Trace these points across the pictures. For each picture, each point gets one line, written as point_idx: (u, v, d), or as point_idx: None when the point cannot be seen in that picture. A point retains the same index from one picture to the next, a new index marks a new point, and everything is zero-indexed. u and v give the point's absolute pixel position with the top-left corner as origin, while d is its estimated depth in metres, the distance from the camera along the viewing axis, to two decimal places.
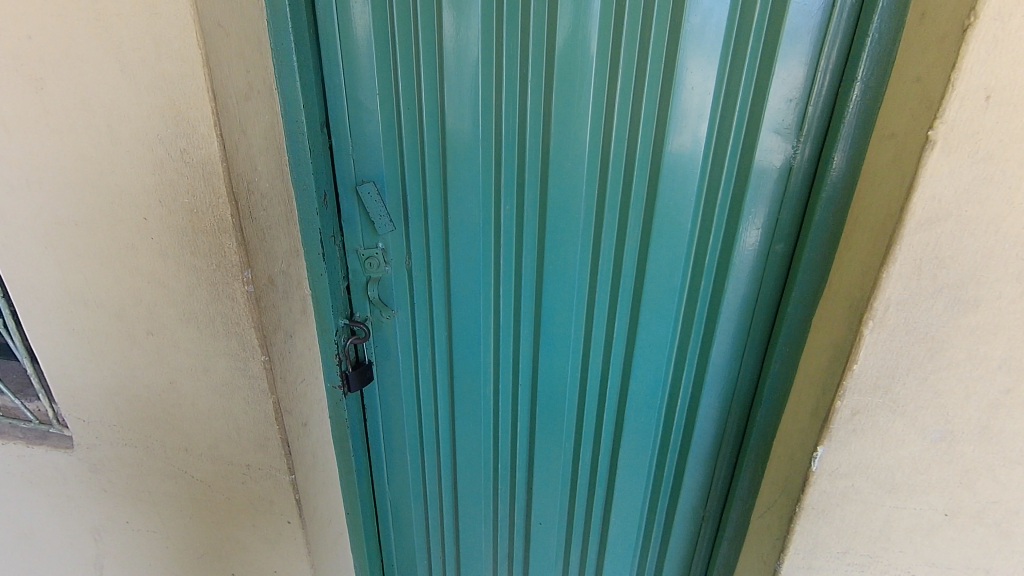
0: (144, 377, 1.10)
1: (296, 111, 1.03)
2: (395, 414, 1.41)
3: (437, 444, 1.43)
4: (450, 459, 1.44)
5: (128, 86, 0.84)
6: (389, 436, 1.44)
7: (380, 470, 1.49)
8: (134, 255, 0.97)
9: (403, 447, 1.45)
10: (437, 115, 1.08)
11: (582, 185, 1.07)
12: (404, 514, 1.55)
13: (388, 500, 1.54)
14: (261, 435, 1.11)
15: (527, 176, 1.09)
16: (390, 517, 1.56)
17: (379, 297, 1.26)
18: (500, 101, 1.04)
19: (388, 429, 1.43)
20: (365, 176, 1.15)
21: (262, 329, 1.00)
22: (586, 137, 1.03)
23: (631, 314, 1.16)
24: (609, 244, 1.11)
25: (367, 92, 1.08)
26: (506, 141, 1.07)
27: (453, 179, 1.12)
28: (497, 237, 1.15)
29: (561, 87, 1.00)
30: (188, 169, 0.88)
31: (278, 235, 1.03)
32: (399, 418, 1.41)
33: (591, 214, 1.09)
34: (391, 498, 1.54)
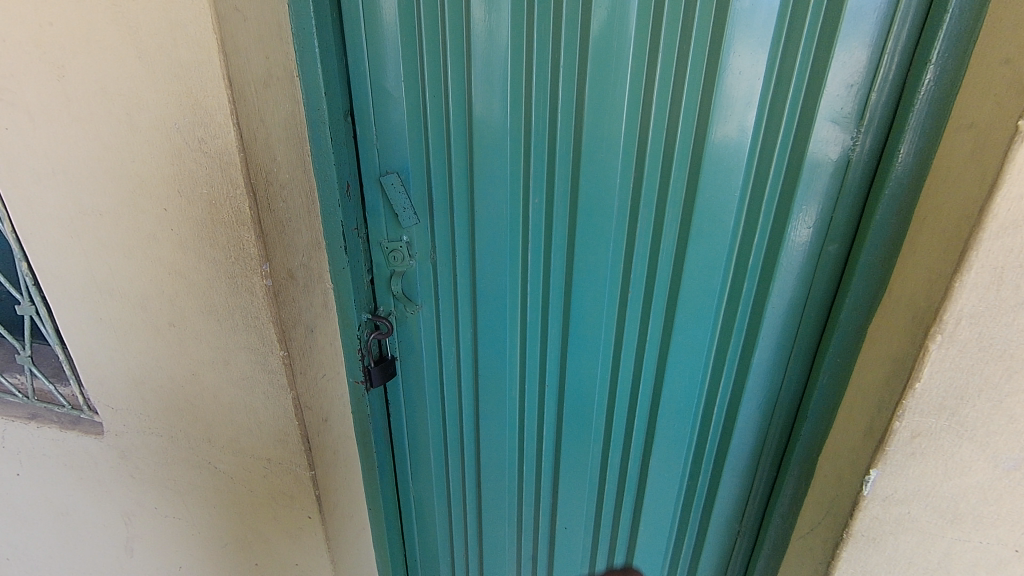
0: (168, 368, 1.10)
1: (318, 100, 0.99)
2: (419, 411, 1.38)
3: (461, 442, 1.39)
4: (474, 458, 1.41)
5: (145, 73, 0.82)
6: (413, 433, 1.41)
7: (403, 467, 1.47)
8: (156, 246, 0.96)
9: (427, 444, 1.42)
10: (463, 104, 1.03)
11: (616, 179, 1.00)
12: (427, 511, 1.53)
13: (411, 497, 1.51)
14: (281, 430, 1.09)
15: (556, 168, 1.03)
16: (413, 513, 1.54)
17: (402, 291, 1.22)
18: (531, 89, 0.98)
19: (411, 426, 1.40)
20: (389, 166, 1.10)
21: (282, 325, 0.98)
22: (621, 127, 0.96)
23: (666, 317, 1.09)
24: (646, 243, 1.04)
25: (392, 79, 1.03)
26: (535, 131, 1.01)
27: (480, 171, 1.07)
28: (526, 232, 1.10)
29: (596, 74, 0.94)
30: (206, 159, 0.85)
31: (300, 228, 1.00)
32: (423, 415, 1.38)
33: (626, 211, 1.03)
34: (414, 494, 1.51)
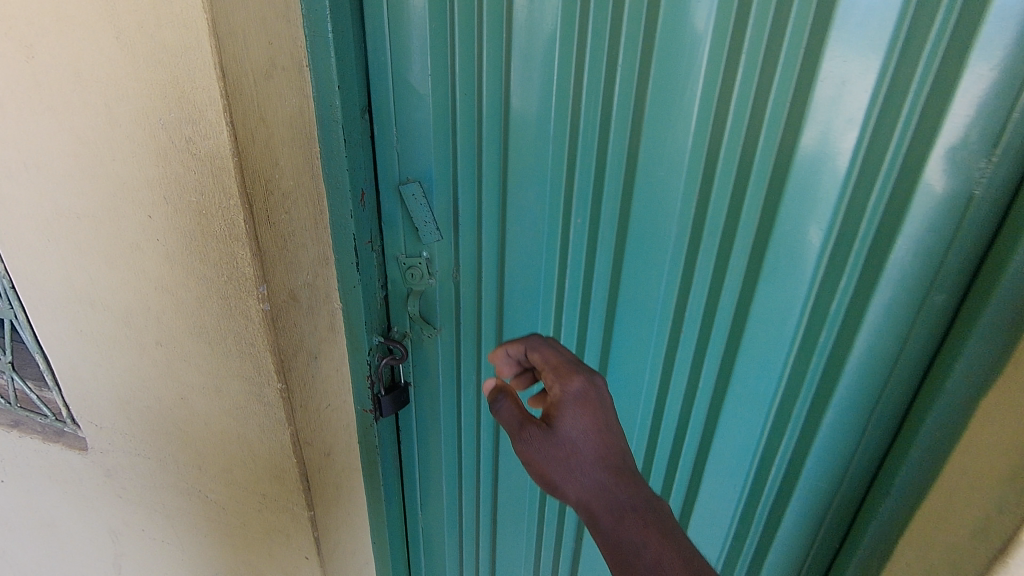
0: (154, 389, 0.98)
1: (330, 95, 0.83)
2: (432, 440, 1.25)
3: (478, 476, 1.27)
4: (491, 493, 1.28)
5: (124, 57, 0.68)
6: (425, 463, 1.29)
7: (412, 496, 1.34)
8: (140, 257, 0.83)
9: (439, 475, 1.29)
10: (500, 105, 0.88)
11: (676, 200, 0.85)
12: (435, 544, 1.41)
13: (420, 528, 1.39)
14: (277, 465, 0.97)
15: (604, 185, 0.88)
16: (421, 544, 1.42)
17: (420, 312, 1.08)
18: (580, 90, 0.83)
19: (423, 455, 1.28)
20: (410, 172, 0.96)
21: (280, 354, 0.85)
22: (687, 140, 0.81)
23: (722, 361, 0.94)
24: (706, 277, 0.88)
25: (417, 74, 0.89)
26: (582, 140, 0.86)
27: (515, 183, 0.92)
28: (564, 256, 0.95)
29: (661, 76, 0.78)
30: (195, 162, 0.72)
31: (305, 242, 0.86)
32: (436, 444, 1.25)
33: (686, 238, 0.87)
34: (423, 526, 1.39)
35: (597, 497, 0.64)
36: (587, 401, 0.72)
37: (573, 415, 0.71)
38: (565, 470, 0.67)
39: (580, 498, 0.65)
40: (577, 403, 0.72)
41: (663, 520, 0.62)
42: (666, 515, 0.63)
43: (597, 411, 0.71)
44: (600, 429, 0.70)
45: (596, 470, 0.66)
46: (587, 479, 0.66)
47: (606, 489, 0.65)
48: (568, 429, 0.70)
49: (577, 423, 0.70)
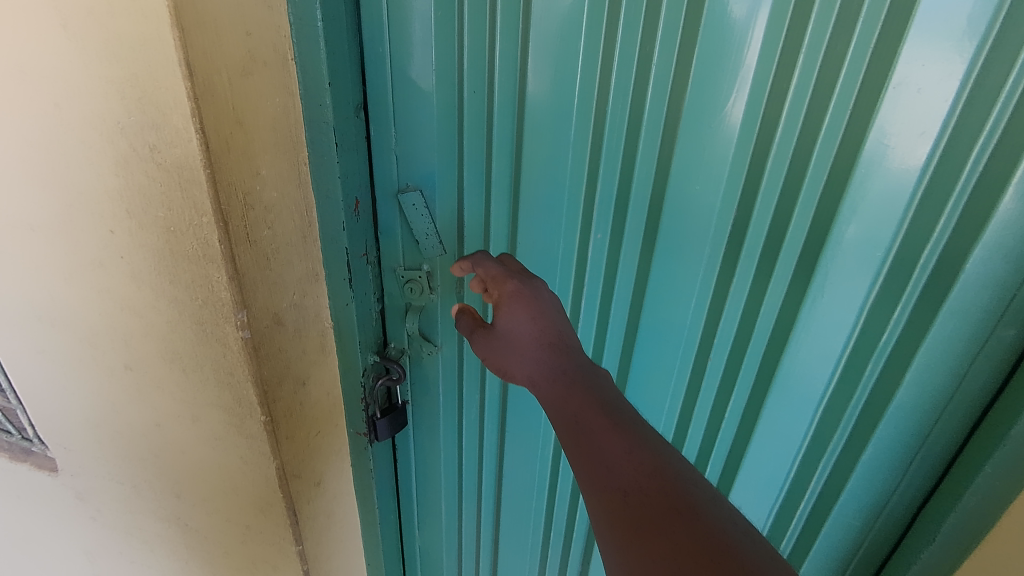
0: (126, 413, 0.89)
1: (320, 93, 0.73)
2: (431, 458, 1.18)
3: (480, 494, 1.20)
4: (494, 511, 1.22)
5: (73, 49, 0.58)
6: (424, 481, 1.21)
7: (409, 514, 1.27)
8: (103, 275, 0.73)
9: (438, 493, 1.22)
10: (514, 107, 0.78)
11: (710, 219, 0.76)
12: (433, 560, 1.34)
13: (417, 545, 1.32)
14: (263, 498, 0.89)
15: (628, 200, 0.78)
16: (418, 562, 1.35)
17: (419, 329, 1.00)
18: (606, 93, 0.73)
19: (421, 473, 1.20)
20: (410, 180, 0.87)
21: (264, 384, 0.76)
22: (728, 151, 0.72)
23: (751, 390, 0.86)
24: (739, 302, 0.80)
25: (420, 69, 0.78)
26: (606, 149, 0.76)
27: (528, 193, 0.83)
28: (579, 275, 0.86)
29: (702, 79, 0.69)
30: (161, 173, 0.62)
31: (292, 259, 0.76)
32: (435, 463, 1.18)
33: (715, 260, 0.78)
34: (420, 543, 1.32)
35: (544, 380, 0.73)
36: (522, 294, 0.78)
37: (510, 308, 0.78)
38: (513, 357, 0.77)
39: (529, 380, 0.75)
40: (514, 301, 0.78)
41: (598, 391, 0.68)
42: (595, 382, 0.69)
43: (531, 303, 0.77)
44: (538, 320, 0.76)
45: (538, 355, 0.75)
46: (530, 363, 0.75)
47: (551, 376, 0.72)
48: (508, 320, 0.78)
49: (515, 314, 0.77)
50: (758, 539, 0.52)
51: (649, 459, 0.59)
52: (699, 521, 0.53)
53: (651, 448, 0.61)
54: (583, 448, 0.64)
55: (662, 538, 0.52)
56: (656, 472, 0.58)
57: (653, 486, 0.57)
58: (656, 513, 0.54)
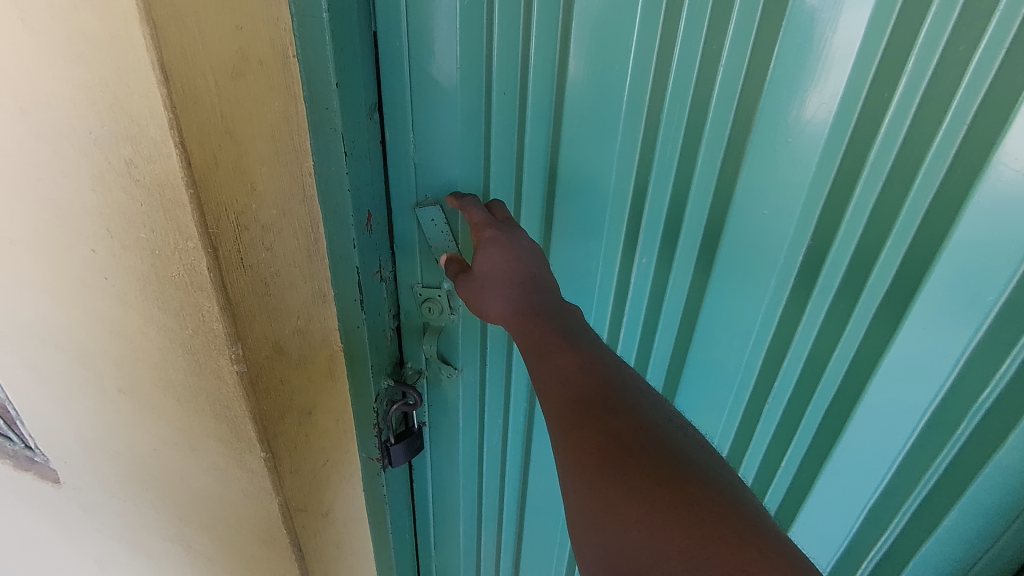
0: (123, 436, 0.83)
1: (327, 95, 0.64)
2: (449, 480, 1.11)
3: (500, 520, 1.13)
4: (515, 537, 1.15)
5: (37, 48, 0.49)
6: (442, 502, 1.15)
7: (425, 533, 1.21)
8: (88, 295, 0.66)
9: (457, 515, 1.16)
10: (550, 114, 0.69)
11: (783, 247, 0.66)
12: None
13: (433, 565, 1.27)
14: (266, 532, 0.82)
15: (681, 223, 0.69)
16: None
17: (438, 350, 0.93)
18: (662, 100, 0.63)
19: (439, 495, 1.14)
20: (430, 193, 0.78)
21: (263, 420, 0.68)
22: (808, 170, 0.61)
23: (814, 438, 0.76)
24: (811, 342, 0.70)
25: (445, 69, 0.69)
26: (658, 164, 0.67)
27: (563, 210, 0.74)
28: (620, 301, 0.78)
29: (783, 85, 0.58)
30: (141, 191, 0.53)
31: (295, 281, 0.68)
32: (454, 486, 1.11)
33: (786, 294, 0.69)
34: (437, 563, 1.26)
35: (512, 316, 0.69)
36: (498, 239, 0.71)
37: (485, 251, 0.71)
38: (484, 295, 0.72)
39: (499, 318, 0.71)
40: (493, 246, 0.71)
41: (560, 317, 0.67)
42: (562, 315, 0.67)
43: (508, 248, 0.70)
44: (512, 263, 0.70)
45: (509, 293, 0.70)
46: (501, 299, 0.70)
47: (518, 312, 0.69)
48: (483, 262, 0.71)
49: (491, 258, 0.70)
50: (690, 433, 0.56)
51: (598, 373, 0.60)
52: (636, 418, 0.55)
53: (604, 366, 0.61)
54: (538, 364, 0.64)
55: (602, 435, 0.55)
56: (602, 383, 0.59)
57: (598, 393, 0.58)
58: (600, 418, 0.56)
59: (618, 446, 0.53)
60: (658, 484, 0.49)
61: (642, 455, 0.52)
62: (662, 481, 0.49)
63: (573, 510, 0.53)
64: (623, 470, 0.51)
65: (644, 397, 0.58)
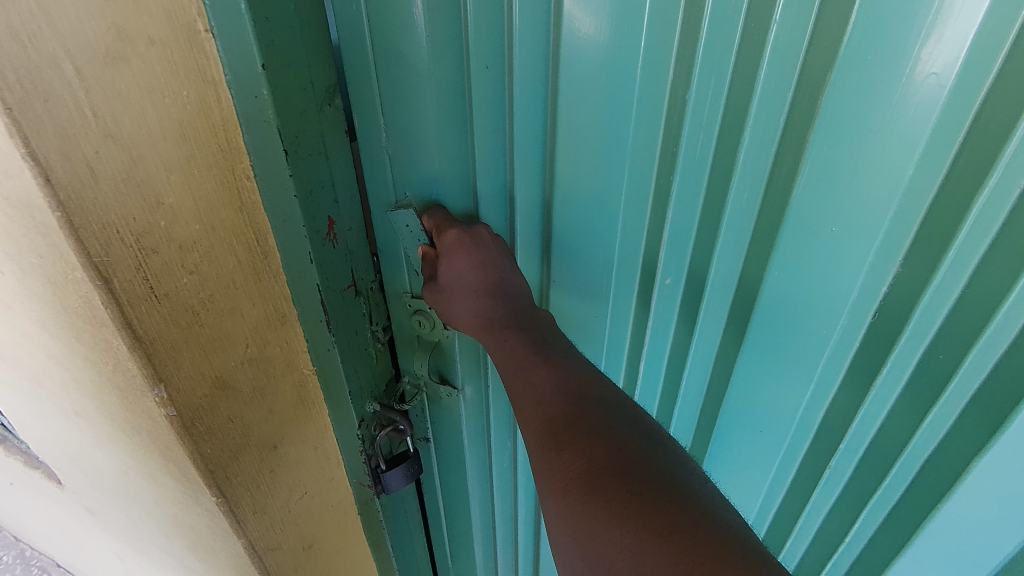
0: (94, 455, 0.77)
1: (254, 81, 0.48)
2: (459, 502, 1.00)
3: (516, 546, 1.02)
4: (533, 564, 1.04)
5: None
6: (453, 523, 1.06)
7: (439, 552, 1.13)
8: (15, 316, 0.58)
9: (470, 537, 1.06)
10: (544, 100, 0.55)
11: (858, 273, 0.51)
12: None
13: None
14: (242, 565, 0.75)
15: (715, 234, 0.55)
16: None
17: (436, 367, 0.81)
18: (689, 74, 0.49)
19: (451, 516, 1.04)
20: (410, 195, 0.65)
21: (209, 463, 0.60)
22: (900, 173, 0.45)
23: (899, 504, 0.62)
24: (890, 389, 0.55)
25: (412, 46, 0.55)
26: (683, 160, 0.53)
27: (573, 214, 0.61)
28: (644, 321, 0.66)
29: (876, 54, 0.42)
30: (13, 211, 0.43)
31: (239, 304, 0.57)
32: (466, 508, 1.01)
33: (865, 329, 0.54)
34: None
35: (485, 330, 0.62)
36: (463, 242, 0.61)
37: (449, 258, 0.61)
38: (452, 306, 0.64)
39: (470, 329, 0.64)
40: (455, 254, 0.61)
41: (535, 325, 0.61)
42: (539, 322, 0.61)
43: (474, 254, 0.61)
44: (480, 269, 0.61)
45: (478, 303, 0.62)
46: (471, 311, 0.63)
47: (490, 324, 0.62)
48: (447, 272, 0.62)
49: (456, 268, 0.61)
50: (669, 448, 0.51)
51: (572, 390, 0.55)
52: (612, 435, 0.51)
53: (580, 378, 0.56)
54: (514, 383, 0.59)
55: (578, 457, 0.50)
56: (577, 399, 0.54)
57: (574, 411, 0.53)
58: (575, 440, 0.51)
59: (598, 468, 0.48)
60: (637, 510, 0.44)
61: (619, 479, 0.47)
62: (644, 505, 0.45)
63: (556, 540, 0.48)
64: (601, 494, 0.46)
65: (621, 413, 0.53)
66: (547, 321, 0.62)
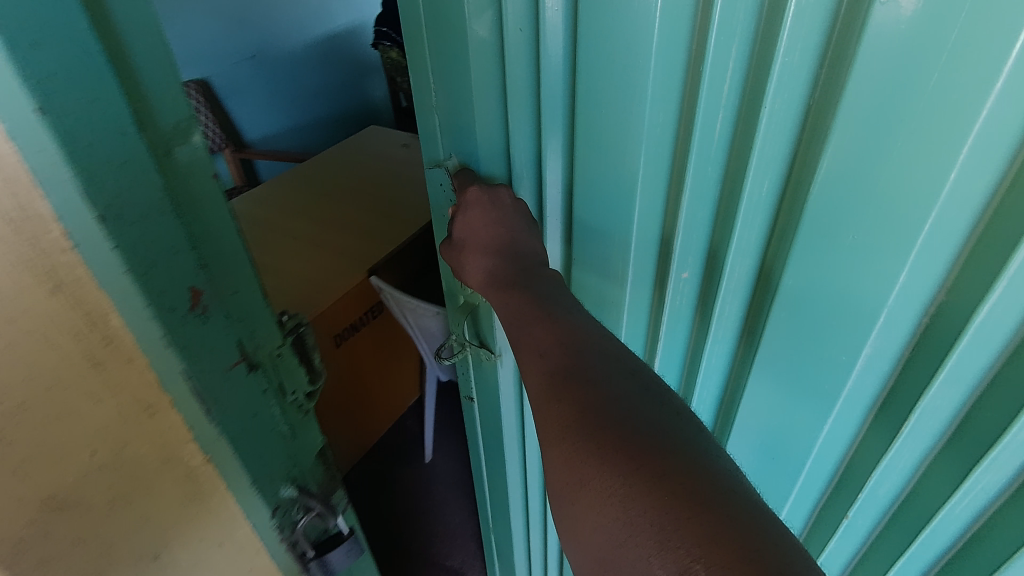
0: None
1: (36, 133, 0.36)
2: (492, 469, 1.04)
3: (543, 525, 1.02)
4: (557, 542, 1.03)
5: None
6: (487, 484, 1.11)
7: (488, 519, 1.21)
8: None
9: (501, 504, 1.10)
10: (568, 76, 0.50)
11: (890, 291, 0.48)
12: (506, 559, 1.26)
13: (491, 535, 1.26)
14: None
15: (731, 227, 0.51)
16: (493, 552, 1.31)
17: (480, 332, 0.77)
18: (704, 58, 0.44)
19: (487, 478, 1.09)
20: (454, 156, 0.60)
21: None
22: (940, 170, 0.41)
23: (912, 486, 0.61)
24: (922, 381, 0.52)
25: (456, 4, 0.49)
26: (698, 145, 0.48)
27: (593, 201, 0.56)
28: (656, 318, 0.62)
29: (917, 24, 0.36)
30: None
31: (79, 406, 0.48)
32: (497, 477, 1.04)
33: (909, 336, 0.51)
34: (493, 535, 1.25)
35: (492, 289, 0.55)
36: (482, 200, 0.56)
37: (465, 214, 0.57)
38: (463, 264, 0.59)
39: (476, 288, 0.57)
40: (473, 211, 0.56)
41: (529, 274, 0.53)
42: (532, 271, 0.53)
43: (489, 211, 0.55)
44: (493, 227, 0.55)
45: (482, 260, 0.56)
46: (477, 269, 0.57)
47: (489, 279, 0.55)
48: (463, 229, 0.57)
49: (472, 224, 0.56)
50: (671, 400, 0.43)
51: (563, 342, 0.46)
52: (603, 388, 0.43)
53: (569, 327, 0.47)
54: (511, 339, 0.51)
55: (565, 412, 0.43)
56: (564, 350, 0.46)
57: (562, 360, 0.45)
58: (564, 396, 0.43)
59: (585, 423, 0.41)
60: (627, 466, 0.39)
61: (609, 436, 0.40)
62: (634, 462, 0.39)
63: (552, 496, 0.43)
64: (589, 451, 0.40)
65: (625, 369, 0.44)
66: (557, 281, 0.53)
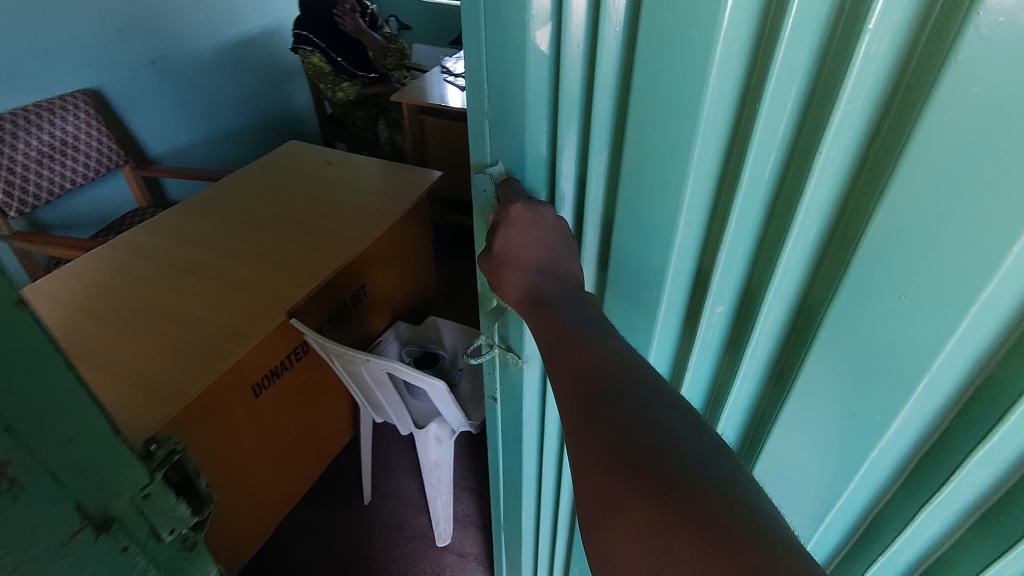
0: None
1: None
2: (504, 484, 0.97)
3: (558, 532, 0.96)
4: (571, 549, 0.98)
5: None
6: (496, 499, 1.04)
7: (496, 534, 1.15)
8: None
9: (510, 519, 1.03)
10: (623, 91, 0.47)
11: (935, 358, 0.42)
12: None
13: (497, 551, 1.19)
14: None
15: (770, 272, 0.47)
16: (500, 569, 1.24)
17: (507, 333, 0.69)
18: (757, 91, 0.40)
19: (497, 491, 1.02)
20: (501, 163, 0.55)
21: None
22: (1006, 239, 0.36)
23: (939, 552, 0.56)
24: (955, 459, 0.47)
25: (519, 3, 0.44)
26: (746, 183, 0.44)
27: (629, 229, 0.52)
28: (685, 346, 0.58)
29: (993, 82, 0.32)
30: None
31: None
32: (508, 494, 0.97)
33: (944, 404, 0.46)
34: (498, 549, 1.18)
35: (527, 307, 0.51)
36: (524, 218, 0.51)
37: (505, 231, 0.52)
38: (499, 280, 0.55)
39: (511, 306, 0.54)
40: (517, 230, 0.51)
41: (559, 295, 0.50)
42: (561, 292, 0.50)
43: (531, 230, 0.51)
44: (535, 246, 0.51)
45: (521, 277, 0.52)
46: (515, 285, 0.53)
47: (521, 299, 0.52)
48: (503, 247, 0.53)
49: (516, 243, 0.52)
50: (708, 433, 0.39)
51: (591, 367, 0.43)
52: (633, 413, 0.40)
53: (600, 351, 0.44)
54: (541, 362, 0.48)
55: (590, 437, 0.40)
56: (594, 374, 0.43)
57: (591, 384, 0.42)
58: (590, 421, 0.40)
59: (610, 448, 0.38)
60: (652, 494, 0.35)
61: (634, 462, 0.37)
62: (659, 490, 0.35)
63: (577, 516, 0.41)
64: (612, 478, 0.37)
65: (657, 393, 0.41)
66: (592, 305, 0.49)
